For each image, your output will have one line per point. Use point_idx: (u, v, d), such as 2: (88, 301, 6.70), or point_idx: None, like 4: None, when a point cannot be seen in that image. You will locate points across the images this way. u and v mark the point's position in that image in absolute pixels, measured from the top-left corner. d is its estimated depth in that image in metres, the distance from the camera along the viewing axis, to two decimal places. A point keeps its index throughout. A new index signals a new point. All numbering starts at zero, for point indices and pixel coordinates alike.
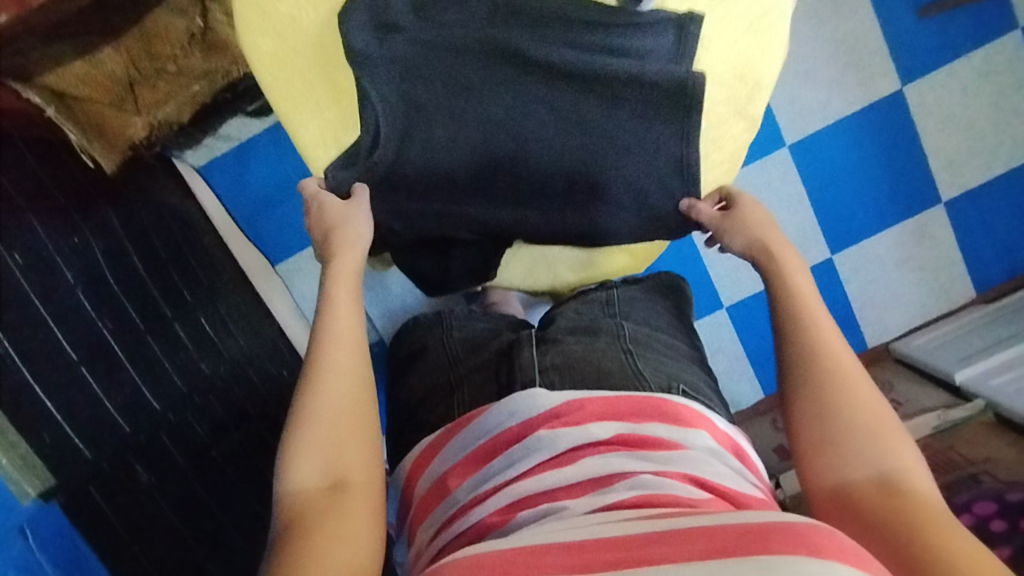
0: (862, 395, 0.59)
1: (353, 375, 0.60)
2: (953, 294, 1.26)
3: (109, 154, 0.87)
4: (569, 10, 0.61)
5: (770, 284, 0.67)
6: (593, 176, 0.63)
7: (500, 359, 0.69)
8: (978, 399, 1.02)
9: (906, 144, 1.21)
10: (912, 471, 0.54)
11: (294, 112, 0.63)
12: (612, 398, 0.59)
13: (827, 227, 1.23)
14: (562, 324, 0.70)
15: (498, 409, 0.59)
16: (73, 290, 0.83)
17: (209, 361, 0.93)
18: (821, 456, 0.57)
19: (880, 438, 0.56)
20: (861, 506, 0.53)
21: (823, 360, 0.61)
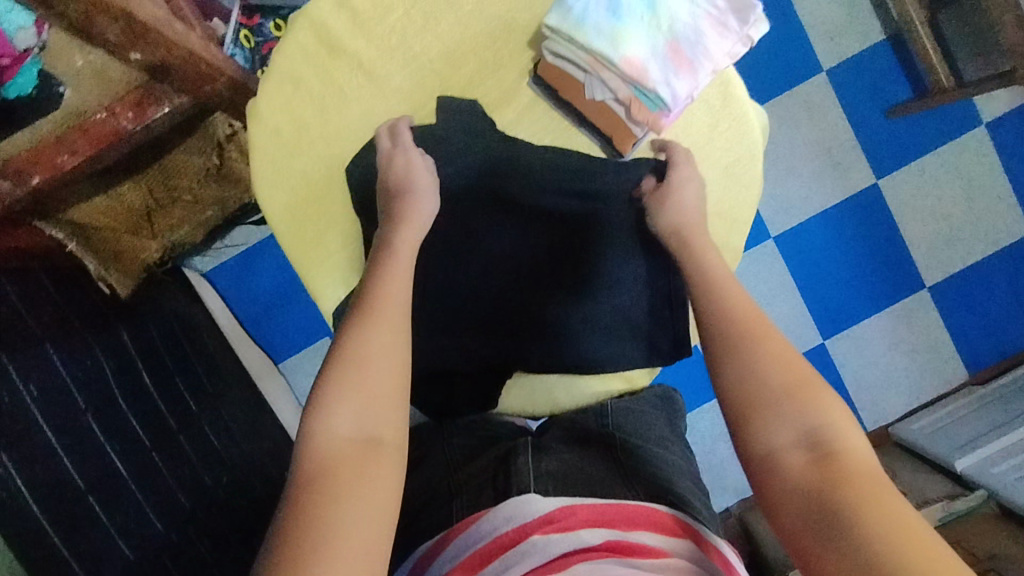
0: (783, 359, 0.54)
1: (398, 340, 0.57)
2: (946, 375, 1.28)
3: (125, 280, 0.88)
4: (551, 160, 0.68)
5: (686, 264, 0.63)
6: (578, 303, 0.70)
7: (499, 466, 0.63)
8: (980, 488, 1.04)
9: (887, 233, 1.26)
10: (845, 433, 0.49)
11: (307, 258, 0.68)
12: (602, 506, 0.56)
13: (818, 315, 1.27)
14: (556, 433, 0.69)
15: (493, 514, 0.56)
16: (83, 415, 0.78)
17: (212, 474, 0.94)
18: (750, 424, 0.52)
19: (810, 404, 0.51)
20: (790, 476, 0.48)
21: (756, 343, 0.55)
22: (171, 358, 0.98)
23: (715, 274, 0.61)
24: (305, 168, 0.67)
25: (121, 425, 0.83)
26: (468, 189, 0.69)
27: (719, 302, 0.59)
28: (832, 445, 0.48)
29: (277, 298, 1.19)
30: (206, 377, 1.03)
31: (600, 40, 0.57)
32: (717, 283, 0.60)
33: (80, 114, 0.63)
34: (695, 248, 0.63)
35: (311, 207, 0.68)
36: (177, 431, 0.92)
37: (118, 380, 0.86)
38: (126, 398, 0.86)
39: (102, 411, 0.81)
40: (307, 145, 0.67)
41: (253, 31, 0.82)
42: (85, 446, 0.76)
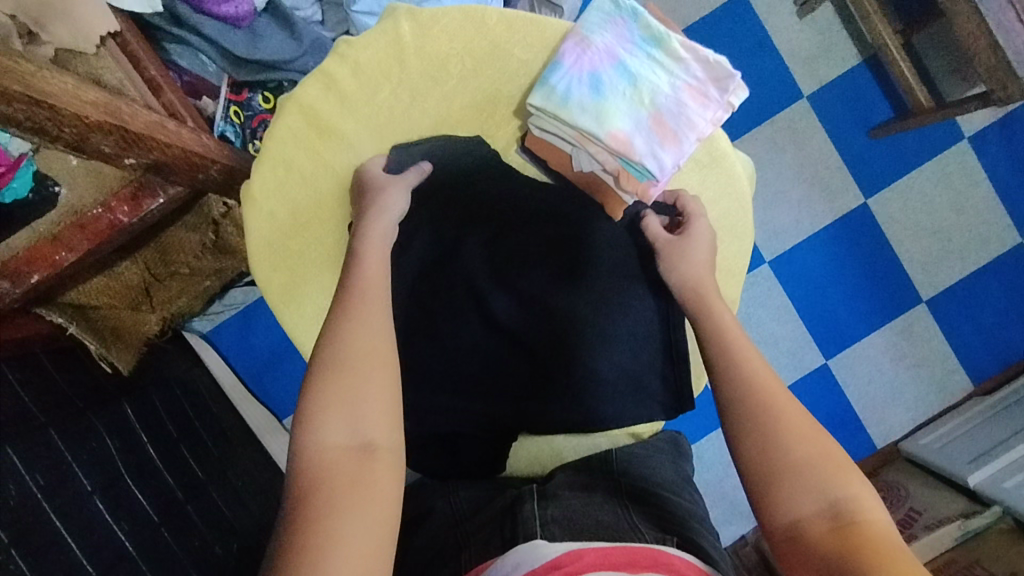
0: (801, 424, 0.54)
1: (380, 341, 0.55)
2: (951, 388, 1.28)
3: (125, 355, 0.89)
4: (543, 226, 0.70)
5: (698, 323, 0.62)
6: (583, 357, 0.70)
7: (504, 515, 0.62)
8: (995, 505, 1.03)
9: (879, 249, 1.27)
10: (865, 507, 0.49)
11: (307, 339, 0.70)
12: (608, 549, 0.52)
13: (819, 336, 1.27)
14: (560, 480, 0.69)
15: (501, 564, 0.54)
16: (91, 497, 0.78)
17: (222, 542, 0.93)
18: (774, 493, 0.51)
19: (833, 478, 0.51)
20: (814, 550, 0.48)
21: (776, 410, 0.54)
22: (176, 427, 0.97)
23: (721, 324, 0.61)
24: (309, 254, 0.69)
25: (128, 503, 0.82)
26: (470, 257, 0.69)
27: (729, 360, 0.58)
28: (853, 521, 0.48)
29: (277, 354, 1.20)
30: (211, 442, 1.02)
31: (584, 118, 0.64)
32: (727, 332, 0.60)
33: (76, 209, 0.64)
34: (707, 297, 0.63)
35: (310, 285, 0.70)
36: (186, 503, 0.91)
37: (123, 456, 0.86)
38: (132, 474, 0.85)
39: (109, 491, 0.81)
40: (303, 226, 0.69)
41: (242, 107, 0.85)
42: (93, 529, 0.76)
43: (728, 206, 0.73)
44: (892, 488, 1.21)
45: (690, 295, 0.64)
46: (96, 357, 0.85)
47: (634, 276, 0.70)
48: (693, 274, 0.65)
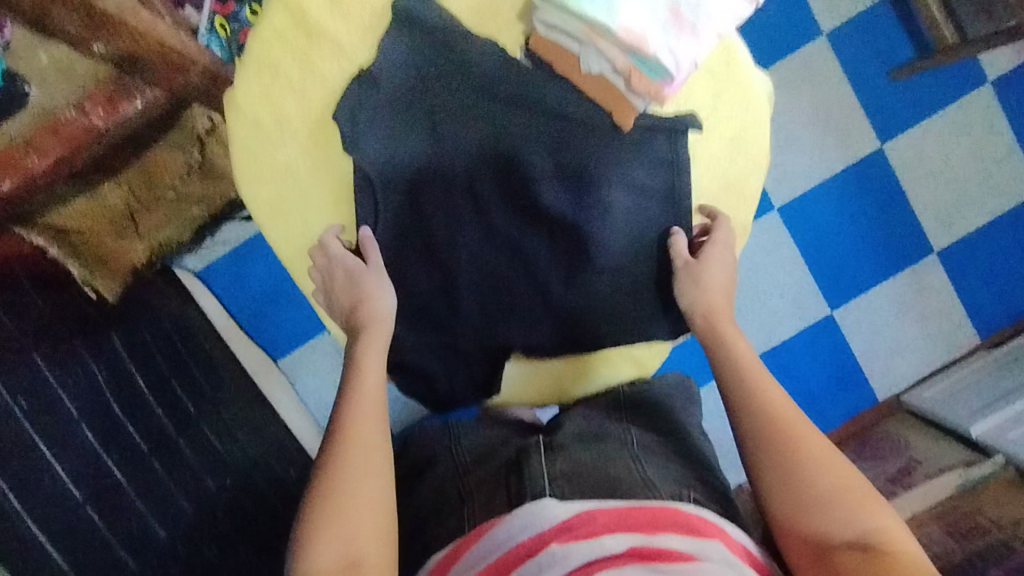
0: (823, 455, 0.59)
1: (371, 462, 0.61)
2: (957, 341, 1.26)
3: (110, 282, 0.88)
4: (544, 128, 0.66)
5: (714, 353, 0.68)
6: (576, 267, 0.70)
7: (510, 469, 0.67)
8: (998, 454, 1.01)
9: (893, 195, 1.23)
10: (892, 537, 0.55)
11: (292, 248, 0.69)
12: (623, 509, 0.56)
13: (825, 282, 1.24)
14: (569, 430, 0.71)
15: (509, 522, 0.57)
16: (76, 425, 0.76)
17: (215, 477, 0.92)
18: (801, 521, 0.57)
19: (860, 510, 0.56)
20: (842, 573, 0.54)
21: (802, 445, 0.60)
22: (166, 361, 0.93)
23: (739, 362, 0.67)
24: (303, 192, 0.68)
25: (118, 432, 0.81)
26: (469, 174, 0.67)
27: (748, 387, 0.65)
28: (873, 548, 0.54)
29: (272, 295, 1.12)
30: (204, 378, 0.98)
31: (594, 7, 0.59)
32: (744, 368, 0.66)
33: (50, 114, 0.67)
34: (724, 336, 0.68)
35: (295, 194, 0.68)
36: (177, 437, 0.89)
37: (113, 387, 0.84)
38: (121, 406, 0.83)
39: (98, 420, 0.79)
40: (285, 132, 0.66)
41: (228, 19, 0.80)
42: (79, 456, 0.74)
43: (734, 129, 0.70)
44: (893, 438, 1.19)
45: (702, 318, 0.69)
46: (81, 284, 0.85)
47: (627, 205, 0.69)
48: (705, 297, 0.69)
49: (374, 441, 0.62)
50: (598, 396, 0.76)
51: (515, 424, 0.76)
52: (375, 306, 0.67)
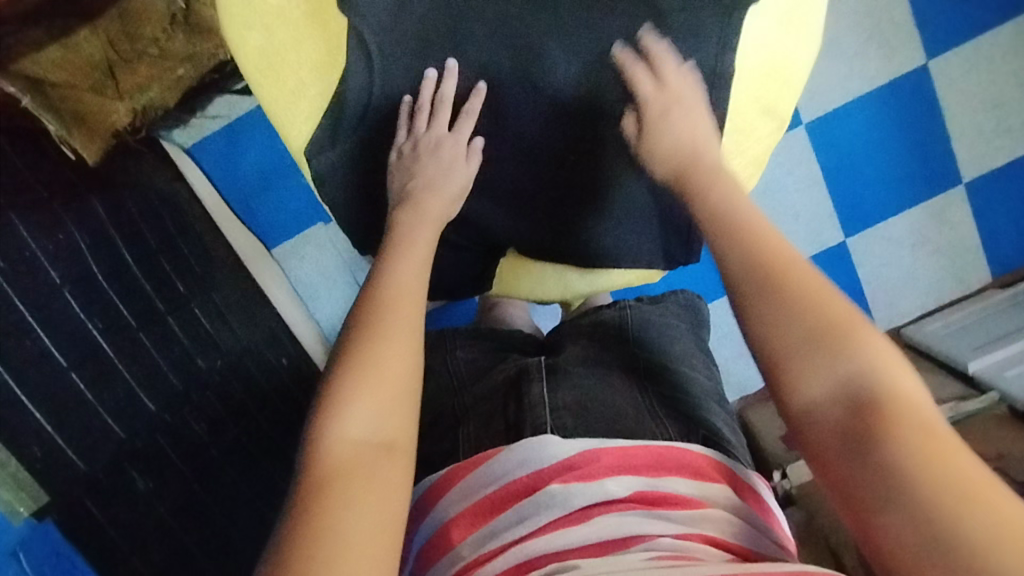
0: (822, 297, 0.47)
1: (414, 335, 0.53)
2: (968, 277, 1.23)
3: (91, 143, 0.82)
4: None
5: (691, 202, 0.57)
6: (603, 149, 0.67)
7: (509, 392, 0.64)
8: (993, 391, 1.01)
9: (928, 120, 1.15)
10: (894, 381, 0.43)
11: (285, 106, 0.67)
12: (626, 450, 0.56)
13: (842, 209, 1.19)
14: (571, 354, 0.68)
15: (507, 457, 0.55)
16: (59, 290, 0.73)
17: (205, 357, 0.90)
18: (794, 368, 0.46)
19: (850, 345, 0.45)
20: (834, 438, 0.43)
21: (786, 274, 0.49)
22: (154, 237, 0.89)
23: (726, 191, 0.56)
24: (295, 48, 0.66)
25: (103, 303, 0.78)
26: (472, 57, 0.64)
27: (729, 224, 0.53)
28: (870, 400, 0.43)
29: (267, 176, 1.02)
30: (194, 259, 0.94)
31: None
32: (726, 201, 0.55)
33: None
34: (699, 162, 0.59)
35: (290, 44, 0.66)
36: (167, 314, 0.86)
37: (96, 256, 0.80)
38: (106, 276, 0.80)
39: (81, 288, 0.76)
40: None
41: None
42: (62, 322, 0.72)
43: (761, 25, 0.66)
44: None
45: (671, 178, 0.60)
46: (57, 142, 0.79)
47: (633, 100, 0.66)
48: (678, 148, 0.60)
49: (417, 314, 0.55)
50: (601, 311, 0.75)
51: (509, 338, 0.76)
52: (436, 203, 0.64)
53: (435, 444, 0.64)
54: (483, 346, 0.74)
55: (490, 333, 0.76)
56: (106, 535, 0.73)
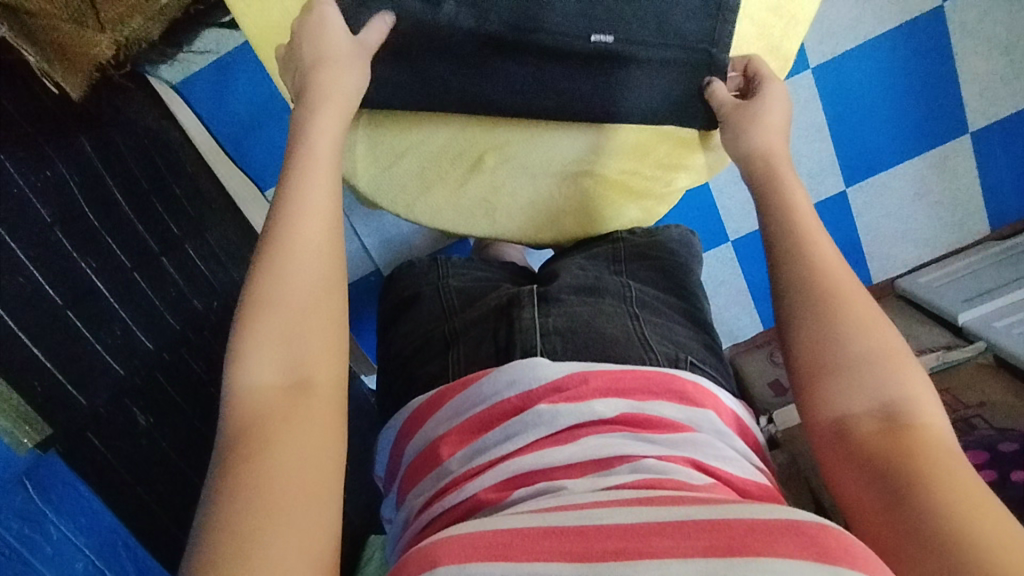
0: (870, 321, 0.54)
1: (322, 267, 0.54)
2: (966, 229, 1.22)
3: (74, 78, 0.78)
4: None
5: (770, 199, 0.63)
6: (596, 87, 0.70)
7: (500, 317, 0.66)
8: (980, 341, 1.03)
9: (938, 67, 1.12)
10: (920, 407, 0.50)
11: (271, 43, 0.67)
12: (615, 372, 0.57)
13: (846, 156, 1.17)
14: (565, 281, 0.69)
15: (496, 377, 0.57)
16: (51, 229, 0.74)
17: (201, 298, 0.90)
18: (823, 380, 0.53)
19: (891, 372, 0.51)
20: (858, 443, 0.50)
21: (839, 301, 0.55)
22: (145, 174, 0.87)
23: (797, 219, 0.61)
24: None
25: (95, 243, 0.78)
26: None
27: (803, 248, 0.59)
28: (907, 423, 0.49)
29: (257, 117, 0.99)
30: (185, 199, 0.93)
31: None
32: (792, 227, 0.61)
33: None
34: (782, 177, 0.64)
35: None
36: (160, 255, 0.85)
37: (86, 196, 0.79)
38: (98, 217, 0.79)
39: (72, 226, 0.76)
40: None
41: None
42: (54, 263, 0.74)
43: None
44: None
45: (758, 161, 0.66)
46: (39, 75, 0.75)
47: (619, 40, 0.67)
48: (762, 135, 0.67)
49: (323, 238, 0.55)
50: (594, 245, 0.77)
51: (501, 268, 0.80)
52: (335, 82, 0.62)
53: (427, 382, 0.65)
54: (474, 273, 0.77)
55: (481, 262, 0.80)
56: (111, 466, 0.76)
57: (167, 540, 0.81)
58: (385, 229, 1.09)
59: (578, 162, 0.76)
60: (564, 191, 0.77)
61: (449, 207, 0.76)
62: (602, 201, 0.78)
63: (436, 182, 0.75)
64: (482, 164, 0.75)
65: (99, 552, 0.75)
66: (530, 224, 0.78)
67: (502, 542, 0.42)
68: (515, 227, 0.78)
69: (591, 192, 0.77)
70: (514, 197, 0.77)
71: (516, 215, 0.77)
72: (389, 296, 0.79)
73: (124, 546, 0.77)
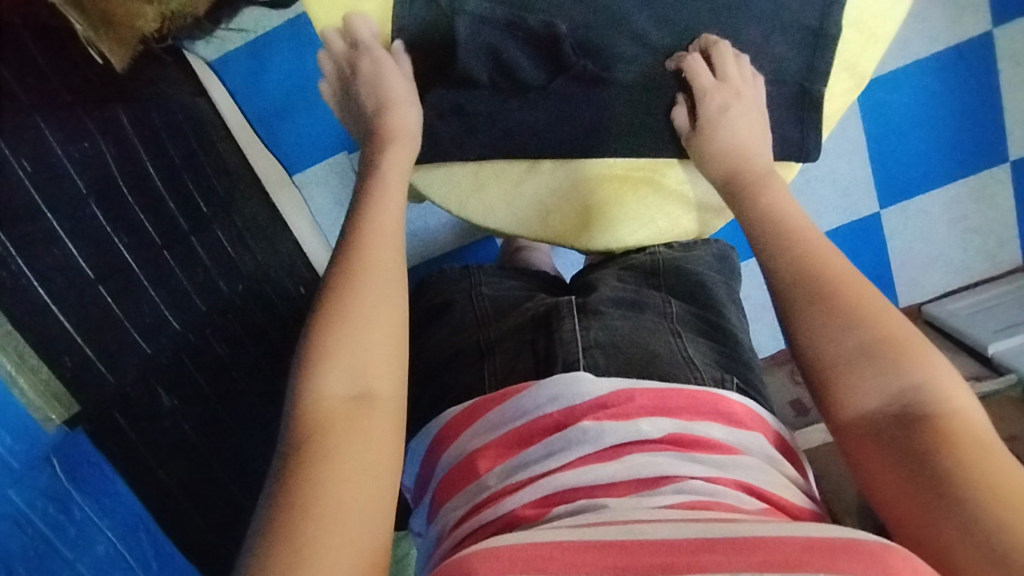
0: (872, 308, 0.52)
1: (387, 288, 0.55)
2: (998, 259, 1.20)
3: (120, 50, 0.79)
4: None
5: (746, 209, 0.65)
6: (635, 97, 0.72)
7: (539, 327, 0.65)
8: (1011, 373, 1.01)
9: (982, 93, 1.10)
10: (946, 395, 0.47)
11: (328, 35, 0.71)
12: (661, 390, 0.56)
13: (883, 178, 1.15)
14: (605, 294, 0.68)
15: (538, 391, 0.56)
16: (85, 203, 0.70)
17: (227, 280, 0.89)
18: (836, 373, 0.51)
19: (906, 360, 0.49)
20: (883, 438, 0.48)
21: (842, 292, 0.54)
22: (179, 152, 0.86)
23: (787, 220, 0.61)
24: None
25: (126, 218, 0.76)
26: None
27: (795, 242, 0.59)
28: (930, 413, 0.46)
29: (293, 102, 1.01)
30: (216, 178, 0.92)
31: None
32: (783, 222, 0.61)
33: None
34: (748, 186, 0.66)
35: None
36: (189, 233, 0.84)
37: (121, 169, 0.77)
38: (133, 192, 0.77)
39: (106, 198, 0.73)
40: None
41: None
42: (89, 234, 0.70)
43: None
44: None
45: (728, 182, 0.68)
46: (86, 43, 0.74)
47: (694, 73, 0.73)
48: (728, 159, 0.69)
49: (391, 261, 0.58)
50: (633, 257, 0.75)
51: (534, 278, 0.79)
52: (401, 121, 0.70)
53: (461, 386, 0.64)
54: (507, 283, 0.76)
55: (513, 272, 0.79)
56: (137, 449, 0.74)
57: (184, 522, 0.80)
58: (411, 222, 1.08)
59: (636, 170, 0.76)
60: (620, 197, 0.76)
61: (503, 204, 0.77)
62: (657, 217, 0.77)
63: (491, 181, 0.76)
64: (539, 167, 0.76)
65: (122, 536, 0.74)
66: (583, 229, 0.77)
67: (542, 555, 0.41)
68: (568, 234, 0.77)
69: (645, 206, 0.77)
70: (569, 206, 0.76)
71: (569, 224, 0.77)
72: (421, 301, 0.78)
73: (146, 530, 0.76)
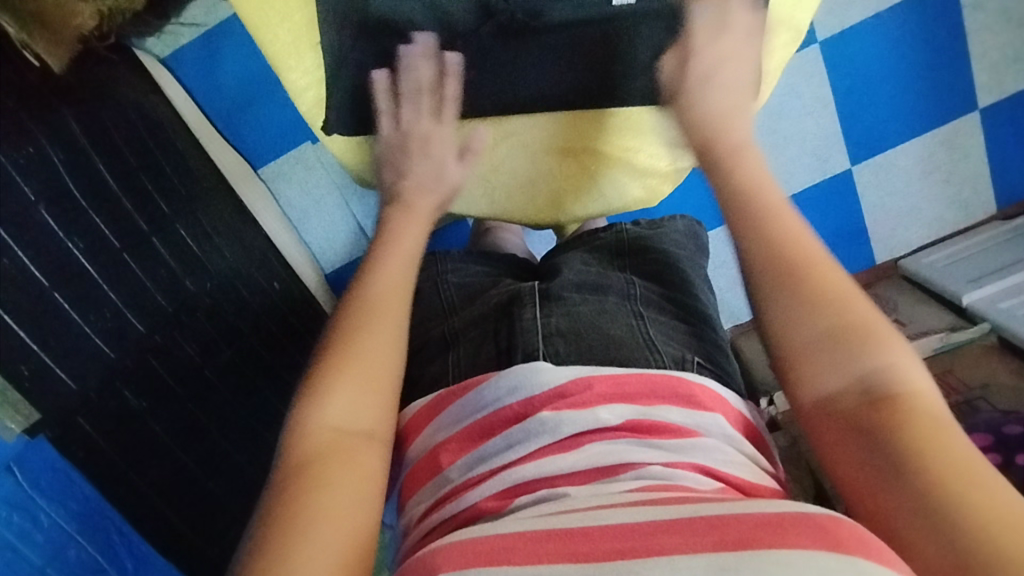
0: (841, 289, 0.51)
1: (392, 332, 0.57)
2: (973, 208, 1.19)
3: (57, 51, 0.78)
4: None
5: (717, 177, 0.60)
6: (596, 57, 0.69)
7: (501, 316, 0.64)
8: (985, 322, 1.01)
9: (945, 41, 1.09)
10: (909, 376, 0.47)
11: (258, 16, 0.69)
12: (619, 376, 0.55)
13: (851, 134, 1.14)
14: (567, 278, 0.68)
15: (497, 382, 0.55)
16: (36, 209, 0.70)
17: (194, 279, 0.88)
18: (805, 364, 0.50)
19: (868, 344, 0.48)
20: (845, 428, 0.47)
21: (809, 274, 0.52)
22: (132, 150, 0.85)
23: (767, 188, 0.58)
24: None
25: (83, 222, 0.75)
26: None
27: (770, 222, 0.55)
28: (893, 396, 0.46)
29: (247, 91, 0.99)
30: (176, 175, 0.90)
31: None
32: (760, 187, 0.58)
33: None
34: (727, 151, 0.61)
35: None
36: (150, 234, 0.83)
37: (72, 172, 0.75)
38: (86, 195, 0.76)
39: (59, 206, 0.73)
40: None
41: None
42: (43, 242, 0.70)
43: None
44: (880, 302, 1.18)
45: (700, 141, 0.63)
46: (21, 47, 0.74)
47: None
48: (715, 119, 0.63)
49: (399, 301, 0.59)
50: (596, 237, 0.76)
51: (501, 260, 0.79)
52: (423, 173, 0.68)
53: (429, 377, 0.64)
54: (473, 269, 0.76)
55: (481, 257, 0.78)
56: (102, 451, 0.75)
57: (160, 522, 0.81)
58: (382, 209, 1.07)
59: (586, 139, 0.75)
60: (571, 172, 0.76)
61: None
62: (602, 189, 0.77)
63: None
64: None
65: (93, 538, 0.75)
66: (531, 205, 0.78)
67: (503, 547, 0.41)
68: (513, 210, 0.78)
69: (592, 179, 0.77)
70: (514, 183, 0.76)
71: (516, 200, 0.77)
72: None
73: (119, 533, 0.77)
